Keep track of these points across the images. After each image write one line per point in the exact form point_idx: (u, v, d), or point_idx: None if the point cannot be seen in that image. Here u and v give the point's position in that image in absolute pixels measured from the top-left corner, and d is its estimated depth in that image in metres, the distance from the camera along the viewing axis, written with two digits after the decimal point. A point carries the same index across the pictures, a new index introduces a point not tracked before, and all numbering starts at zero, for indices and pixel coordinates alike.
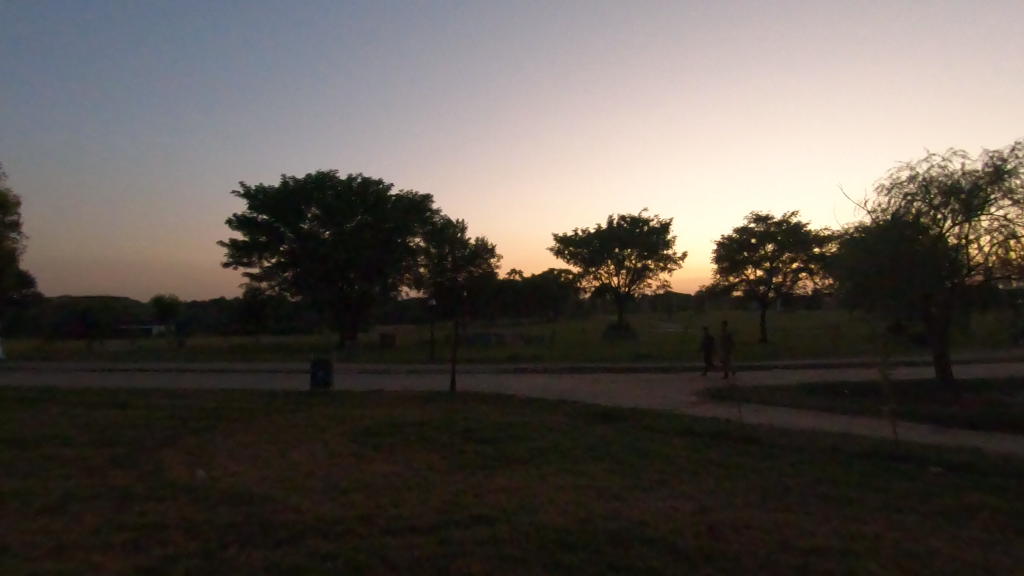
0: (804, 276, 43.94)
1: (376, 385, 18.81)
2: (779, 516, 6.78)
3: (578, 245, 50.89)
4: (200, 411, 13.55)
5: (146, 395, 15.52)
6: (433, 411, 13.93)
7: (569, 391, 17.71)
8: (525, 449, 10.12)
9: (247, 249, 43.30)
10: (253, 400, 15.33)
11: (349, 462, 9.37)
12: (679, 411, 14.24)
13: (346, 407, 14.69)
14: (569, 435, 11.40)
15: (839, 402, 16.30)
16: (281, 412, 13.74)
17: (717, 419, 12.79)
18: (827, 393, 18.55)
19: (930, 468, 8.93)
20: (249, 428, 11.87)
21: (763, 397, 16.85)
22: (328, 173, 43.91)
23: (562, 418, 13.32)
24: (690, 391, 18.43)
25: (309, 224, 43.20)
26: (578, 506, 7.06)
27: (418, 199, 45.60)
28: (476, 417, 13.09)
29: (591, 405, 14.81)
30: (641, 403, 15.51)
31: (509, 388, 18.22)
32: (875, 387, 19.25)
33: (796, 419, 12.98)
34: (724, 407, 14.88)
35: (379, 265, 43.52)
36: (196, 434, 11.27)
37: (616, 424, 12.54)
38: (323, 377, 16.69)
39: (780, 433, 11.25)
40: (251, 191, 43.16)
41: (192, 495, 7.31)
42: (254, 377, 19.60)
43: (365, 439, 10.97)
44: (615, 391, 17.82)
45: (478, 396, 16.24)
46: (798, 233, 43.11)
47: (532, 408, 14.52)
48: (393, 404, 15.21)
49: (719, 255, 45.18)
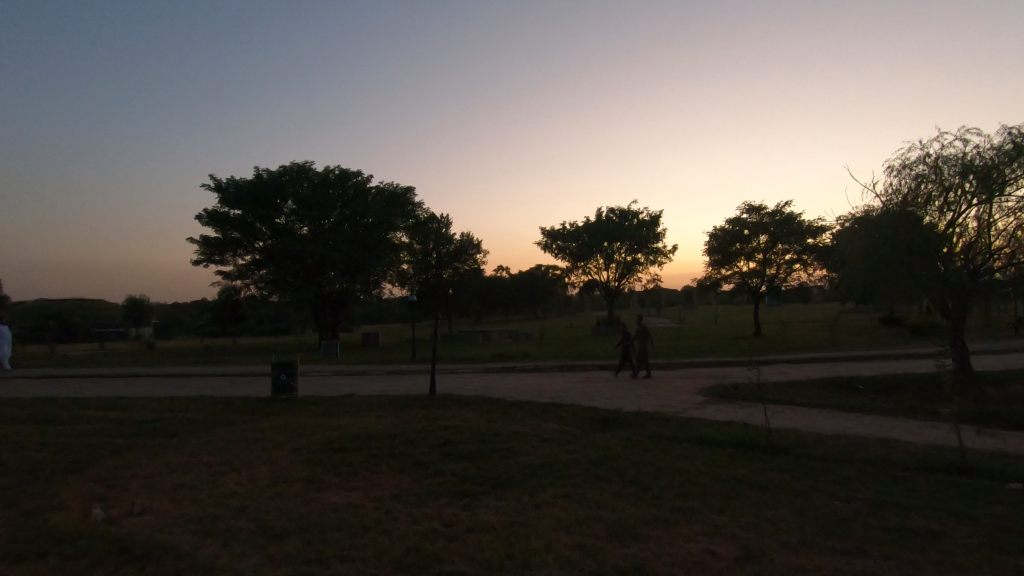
0: (799, 268, 42.56)
1: (348, 389, 16.98)
2: (849, 564, 5.13)
3: (566, 239, 49.26)
4: (137, 424, 11.62)
5: (77, 405, 13.56)
6: (408, 420, 12.12)
7: (563, 393, 16.04)
8: (516, 467, 8.41)
9: (219, 246, 41.02)
10: (204, 410, 13.45)
11: (296, 489, 7.58)
12: (687, 414, 12.64)
13: (310, 416, 12.85)
14: (566, 447, 9.70)
15: (858, 401, 14.82)
16: (234, 425, 11.89)
17: (734, 424, 11.14)
18: (842, 390, 17.07)
19: (1008, 484, 7.33)
20: (186, 445, 9.99)
21: (776, 396, 15.26)
22: (304, 165, 41.62)
23: (557, 425, 11.58)
24: (694, 391, 16.82)
25: (284, 218, 40.89)
26: (585, 554, 5.33)
27: (399, 190, 43.52)
28: (458, 425, 11.34)
29: (588, 409, 13.11)
30: (643, 405, 13.89)
31: (497, 390, 16.50)
32: (890, 381, 17.85)
33: (825, 423, 11.38)
34: (736, 409, 13.22)
35: (360, 262, 41.51)
36: (117, 454, 9.36)
37: (620, 432, 10.86)
38: (287, 381, 14.84)
39: (811, 441, 9.66)
40: (222, 184, 40.77)
41: (69, 549, 5.49)
42: (214, 382, 17.66)
43: (324, 457, 9.17)
44: (613, 393, 16.21)
45: (461, 399, 14.47)
46: (791, 223, 41.84)
47: (522, 414, 12.80)
48: (364, 411, 13.40)
49: (711, 246, 43.82)
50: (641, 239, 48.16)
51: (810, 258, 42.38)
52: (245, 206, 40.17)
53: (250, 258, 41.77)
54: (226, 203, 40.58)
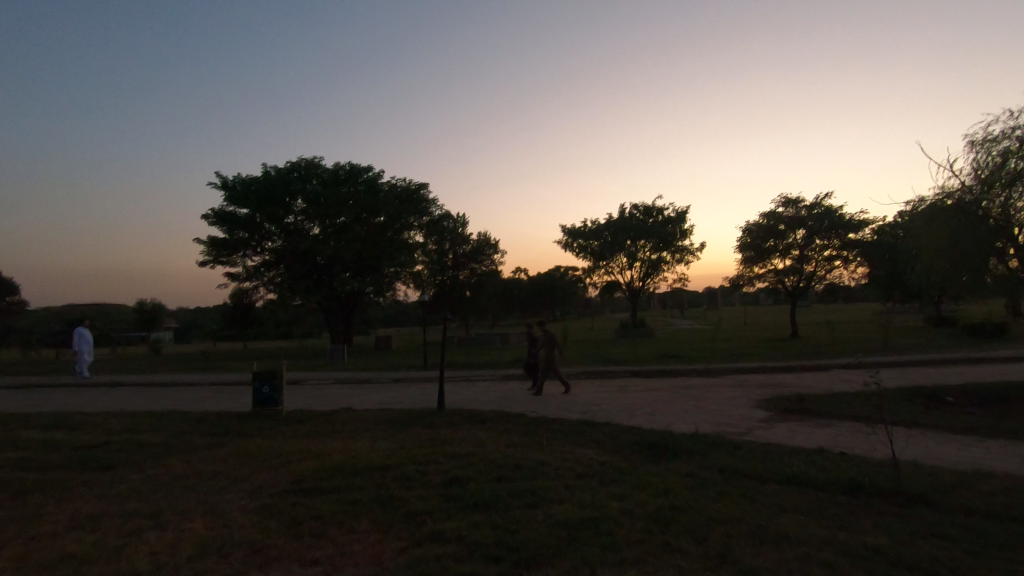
0: (839, 265, 39.21)
1: (346, 402, 14.69)
2: None
3: (587, 237, 46.66)
4: (75, 451, 9.44)
5: (18, 424, 11.43)
6: (409, 445, 9.75)
7: (596, 407, 13.58)
8: (547, 526, 5.97)
9: (227, 246, 39.18)
10: (171, 430, 11.26)
11: (232, 566, 5.27)
12: (756, 438, 10.06)
13: (289, 439, 10.54)
14: (611, 490, 7.19)
15: (958, 418, 12.10)
16: (194, 451, 9.65)
17: (829, 453, 8.58)
18: (929, 402, 14.33)
19: None
20: (115, 485, 7.74)
21: (853, 412, 12.61)
22: (314, 161, 39.63)
23: (595, 454, 9.04)
24: (751, 403, 14.15)
25: (293, 218, 38.88)
26: None
27: (413, 187, 41.34)
28: (468, 453, 8.93)
29: (631, 430, 10.54)
30: (697, 424, 11.31)
31: (518, 402, 14.08)
32: (984, 391, 15.01)
33: (953, 453, 8.67)
34: (816, 432, 10.55)
35: (372, 262, 39.39)
36: (21, 499, 7.17)
37: (681, 465, 8.31)
38: (269, 396, 12.54)
39: (953, 483, 7.03)
40: (229, 182, 38.93)
41: None
42: (197, 394, 15.48)
43: (283, 505, 6.77)
44: (655, 406, 13.71)
45: (473, 416, 11.98)
46: (832, 216, 38.46)
47: (549, 436, 10.37)
48: (354, 432, 11.04)
49: (744, 242, 40.70)
50: (666, 236, 45.20)
51: (851, 254, 39.04)
52: (251, 204, 38.13)
53: (259, 260, 39.90)
54: (232, 201, 38.65)
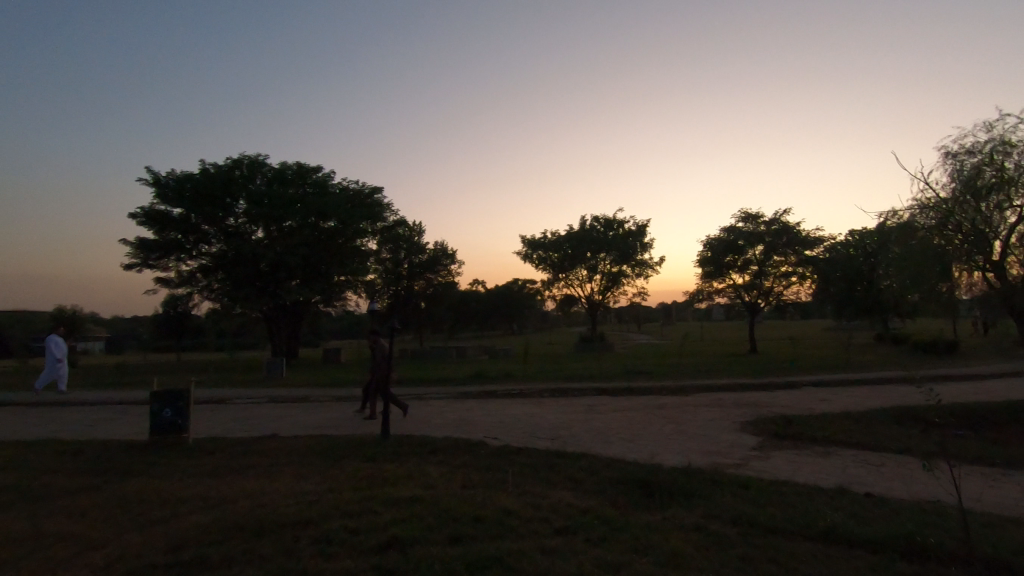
0: (796, 282, 38.98)
1: (273, 426, 12.42)
2: None
3: (546, 249, 45.32)
4: None
5: None
6: (341, 487, 7.71)
7: (565, 432, 11.81)
8: None
9: (157, 249, 35.59)
10: (31, 467, 8.77)
11: None
12: (757, 473, 8.52)
13: (189, 478, 8.32)
14: (604, 556, 5.43)
15: (962, 444, 10.93)
16: (52, 500, 7.32)
17: (856, 495, 7.10)
18: (918, 425, 13.25)
19: None
20: None
21: (849, 437, 11.33)
22: (258, 159, 36.54)
23: (574, 498, 7.27)
24: (736, 426, 12.74)
25: (234, 220, 35.76)
26: None
27: (366, 190, 38.91)
28: (415, 499, 6.95)
29: (612, 464, 8.79)
30: (685, 454, 9.75)
31: (476, 427, 12.16)
32: (972, 412, 14.08)
33: (994, 494, 7.34)
34: (823, 464, 9.11)
35: (320, 269, 36.67)
36: None
37: (682, 514, 6.61)
38: (171, 421, 10.08)
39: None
40: (161, 179, 35.33)
41: None
42: (90, 416, 12.89)
43: None
44: (631, 431, 12.07)
45: (422, 446, 9.97)
46: (789, 232, 38.26)
47: (517, 471, 8.53)
48: (276, 468, 8.88)
49: (704, 257, 40.17)
50: (627, 249, 44.32)
51: (808, 270, 38.91)
52: (185, 204, 34.74)
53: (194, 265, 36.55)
54: (164, 201, 35.10)
